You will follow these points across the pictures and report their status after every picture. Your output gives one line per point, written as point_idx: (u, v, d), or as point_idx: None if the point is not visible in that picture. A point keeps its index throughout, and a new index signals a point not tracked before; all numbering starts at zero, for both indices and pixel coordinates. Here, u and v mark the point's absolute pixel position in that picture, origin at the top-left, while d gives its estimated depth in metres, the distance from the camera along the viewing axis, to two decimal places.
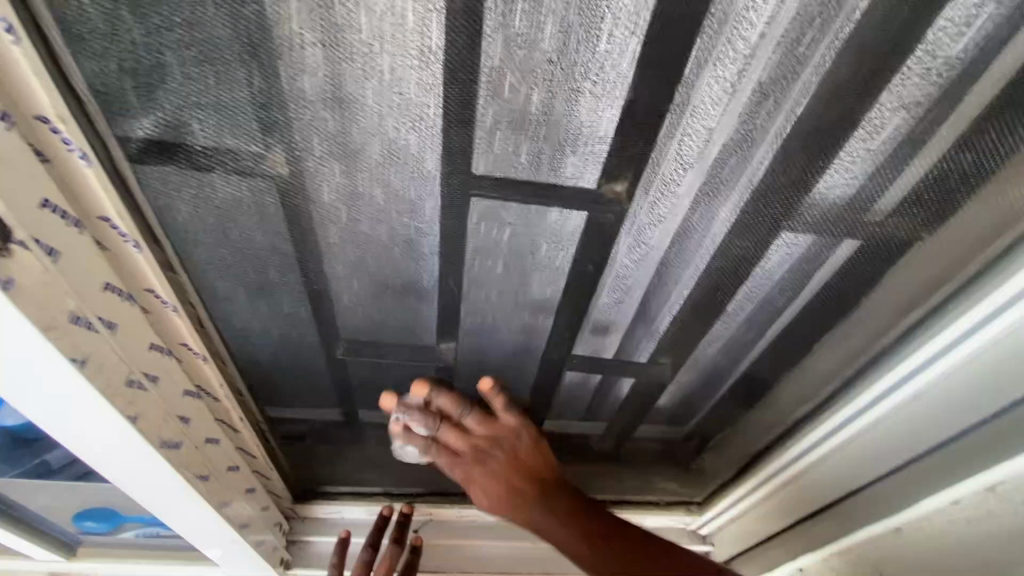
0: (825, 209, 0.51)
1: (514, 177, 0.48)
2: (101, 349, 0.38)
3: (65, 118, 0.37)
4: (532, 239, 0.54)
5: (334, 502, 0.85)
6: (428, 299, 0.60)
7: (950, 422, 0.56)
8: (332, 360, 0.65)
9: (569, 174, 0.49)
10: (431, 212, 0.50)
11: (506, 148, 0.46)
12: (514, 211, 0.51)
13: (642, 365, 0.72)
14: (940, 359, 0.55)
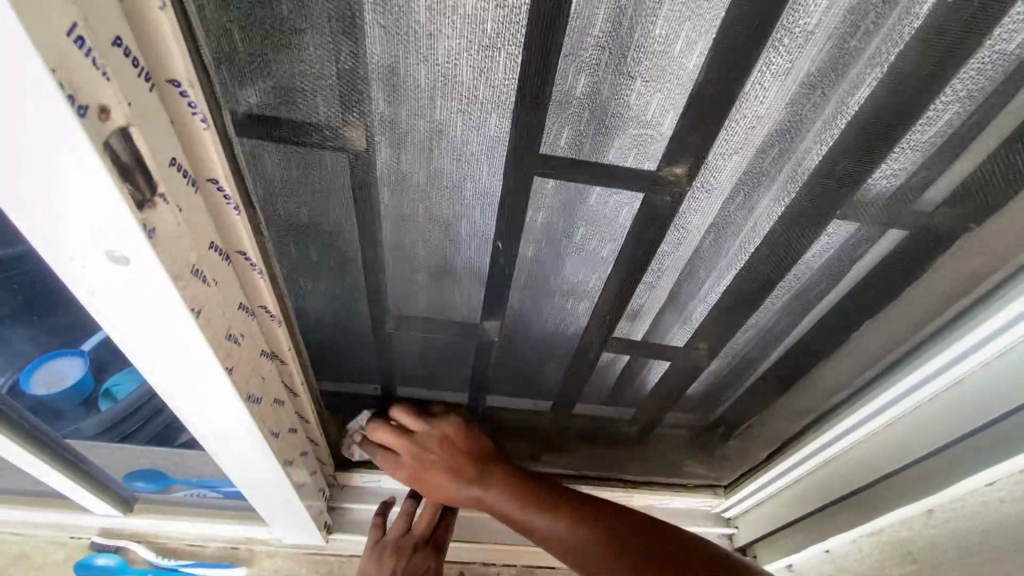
0: (872, 200, 0.50)
1: (564, 160, 0.50)
2: (212, 301, 0.38)
3: (193, 83, 0.36)
4: (571, 221, 0.56)
5: (374, 472, 0.83)
6: (475, 279, 0.63)
7: (973, 414, 0.56)
8: (380, 335, 0.69)
9: (613, 156, 0.50)
10: (479, 194, 0.53)
11: (555, 133, 0.47)
12: (557, 188, 0.53)
13: (677, 350, 0.72)
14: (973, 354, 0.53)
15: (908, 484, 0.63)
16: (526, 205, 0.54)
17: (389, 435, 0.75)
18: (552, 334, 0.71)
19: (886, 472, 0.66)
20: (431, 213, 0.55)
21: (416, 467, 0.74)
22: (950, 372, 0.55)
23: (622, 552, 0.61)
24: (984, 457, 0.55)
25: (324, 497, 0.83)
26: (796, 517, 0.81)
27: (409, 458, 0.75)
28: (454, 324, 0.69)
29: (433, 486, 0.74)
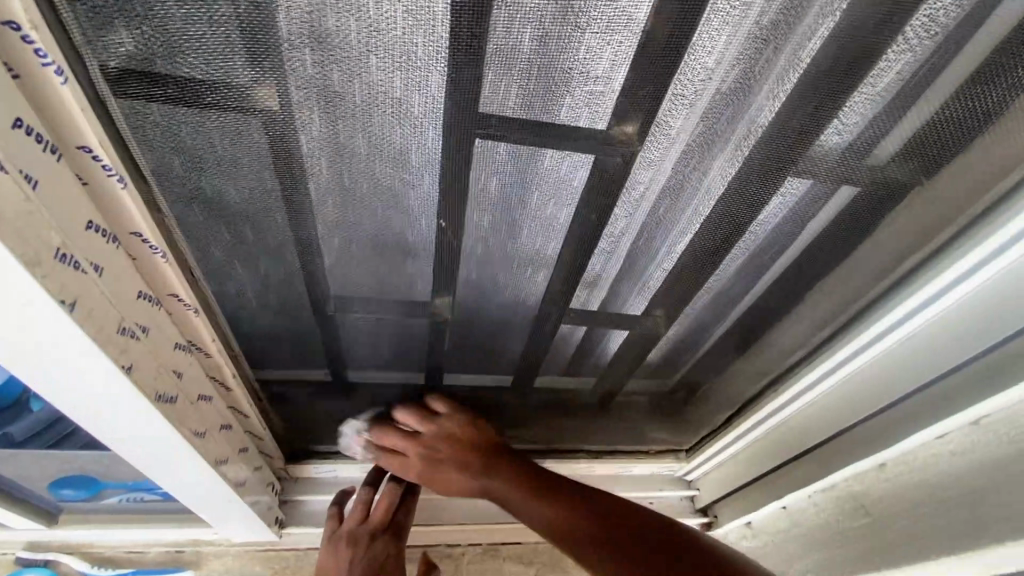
0: (829, 158, 0.48)
1: (509, 119, 0.45)
2: (90, 291, 0.34)
3: (39, 26, 0.32)
4: (523, 184, 0.52)
5: (329, 461, 0.80)
6: (422, 255, 0.59)
7: (934, 364, 0.55)
8: (323, 318, 0.64)
9: (564, 116, 0.46)
10: (419, 159, 0.48)
11: (500, 91, 0.43)
12: (502, 151, 0.48)
13: (635, 319, 0.71)
14: (935, 302, 0.52)
15: (863, 438, 0.64)
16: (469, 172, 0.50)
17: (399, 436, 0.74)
18: (509, 305, 0.68)
19: (840, 429, 0.66)
20: (369, 186, 0.50)
21: (439, 460, 0.73)
22: (899, 329, 0.56)
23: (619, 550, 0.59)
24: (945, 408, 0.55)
25: (274, 493, 0.79)
26: (757, 475, 0.80)
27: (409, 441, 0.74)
28: (403, 303, 0.65)
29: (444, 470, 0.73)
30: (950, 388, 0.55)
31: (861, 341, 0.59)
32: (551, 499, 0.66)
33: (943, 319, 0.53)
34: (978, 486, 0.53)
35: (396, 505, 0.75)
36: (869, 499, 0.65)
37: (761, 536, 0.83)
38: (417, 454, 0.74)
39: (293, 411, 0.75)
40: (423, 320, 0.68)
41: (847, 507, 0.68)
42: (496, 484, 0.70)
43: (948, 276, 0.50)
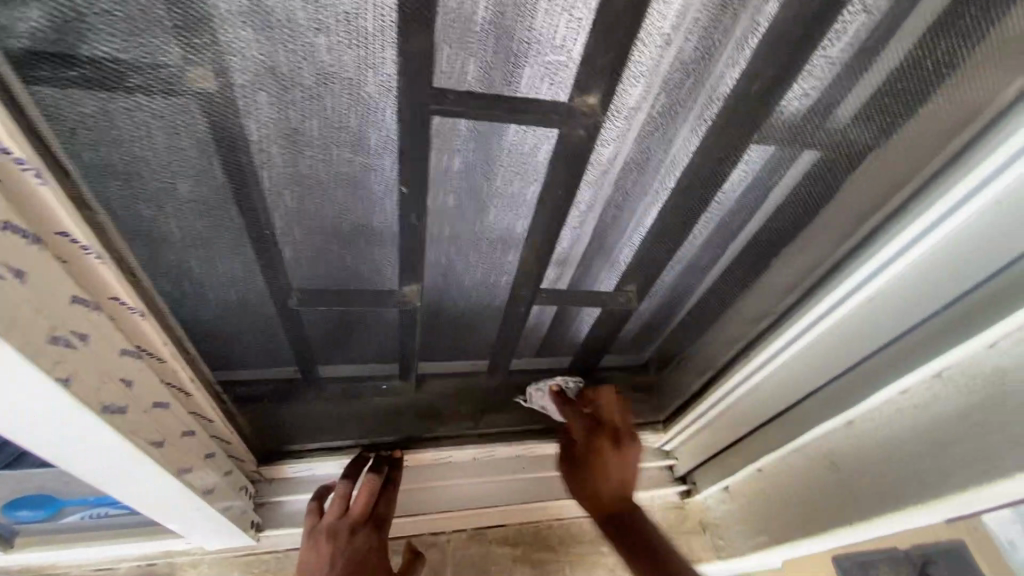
0: (788, 124, 0.48)
1: (467, 94, 0.44)
2: (8, 300, 0.31)
3: None
4: (486, 168, 0.52)
5: (305, 460, 0.76)
6: (386, 240, 0.57)
7: (887, 330, 0.54)
8: (285, 313, 0.61)
9: (523, 88, 0.45)
10: (375, 142, 0.46)
11: (457, 63, 0.42)
12: (461, 132, 0.47)
13: (608, 294, 0.70)
14: (896, 262, 0.51)
15: (831, 400, 0.61)
16: (425, 153, 0.47)
17: (614, 407, 0.76)
18: (480, 288, 0.67)
19: (809, 391, 0.64)
20: (329, 171, 0.48)
21: (628, 462, 0.71)
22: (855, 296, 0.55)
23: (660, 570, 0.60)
24: (902, 366, 0.52)
25: (248, 498, 0.74)
26: (733, 438, 0.77)
27: (616, 416, 0.75)
28: (370, 293, 0.63)
29: (627, 462, 0.71)
30: (912, 343, 0.52)
31: (823, 307, 0.57)
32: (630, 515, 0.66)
33: (902, 279, 0.52)
34: (945, 436, 0.50)
35: (379, 496, 0.72)
36: (838, 455, 0.62)
37: (739, 501, 0.81)
38: (609, 434, 0.73)
39: (263, 416, 0.74)
40: (390, 309, 0.65)
41: (819, 465, 0.66)
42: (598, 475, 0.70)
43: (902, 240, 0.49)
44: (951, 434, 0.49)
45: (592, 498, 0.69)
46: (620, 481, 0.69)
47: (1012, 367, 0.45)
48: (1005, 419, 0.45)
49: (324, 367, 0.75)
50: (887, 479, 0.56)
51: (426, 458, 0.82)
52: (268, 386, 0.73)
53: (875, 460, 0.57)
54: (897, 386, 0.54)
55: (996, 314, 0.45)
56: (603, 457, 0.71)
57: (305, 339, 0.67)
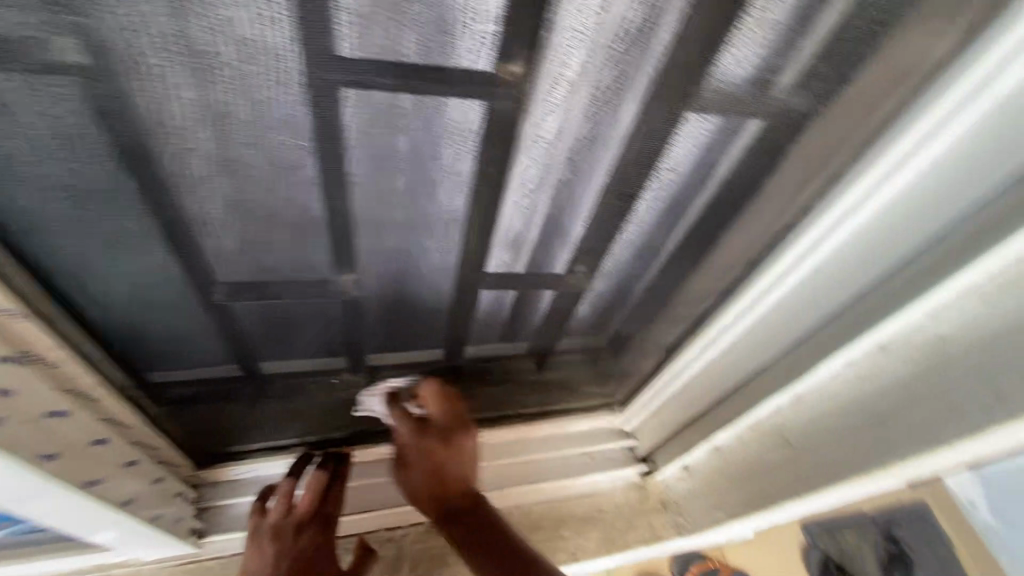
0: (728, 92, 0.46)
1: (377, 62, 0.40)
2: None
3: None
4: (431, 142, 0.47)
5: (246, 461, 0.75)
6: (312, 230, 0.53)
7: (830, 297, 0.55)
8: (211, 309, 0.58)
9: (455, 58, 0.41)
10: (281, 120, 0.42)
11: (377, 34, 0.39)
12: (391, 102, 0.43)
13: (558, 277, 0.68)
14: (835, 229, 0.51)
15: (774, 378, 0.59)
16: (342, 130, 0.44)
17: (434, 406, 0.74)
18: (419, 279, 0.63)
19: (762, 362, 0.65)
20: (263, 158, 0.44)
21: (464, 458, 0.73)
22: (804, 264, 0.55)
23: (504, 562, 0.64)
24: (840, 335, 0.51)
25: (188, 502, 0.71)
26: (691, 415, 0.77)
27: (441, 413, 0.74)
28: (303, 284, 0.59)
29: (466, 458, 0.73)
30: (846, 321, 0.50)
31: (772, 276, 0.58)
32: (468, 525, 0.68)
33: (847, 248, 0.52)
34: (888, 408, 0.49)
35: (324, 493, 0.71)
36: (789, 429, 0.61)
37: (698, 477, 0.81)
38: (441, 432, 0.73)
39: (209, 416, 0.70)
40: (324, 301, 0.61)
41: (771, 441, 0.65)
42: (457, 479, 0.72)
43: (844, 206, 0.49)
44: (895, 403, 0.48)
45: (436, 495, 0.71)
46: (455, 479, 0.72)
47: (950, 337, 0.44)
48: (943, 387, 0.44)
49: (268, 362, 0.69)
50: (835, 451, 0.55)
51: (381, 453, 0.81)
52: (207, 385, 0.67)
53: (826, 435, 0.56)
54: (844, 356, 0.51)
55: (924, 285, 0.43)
56: (433, 456, 0.72)
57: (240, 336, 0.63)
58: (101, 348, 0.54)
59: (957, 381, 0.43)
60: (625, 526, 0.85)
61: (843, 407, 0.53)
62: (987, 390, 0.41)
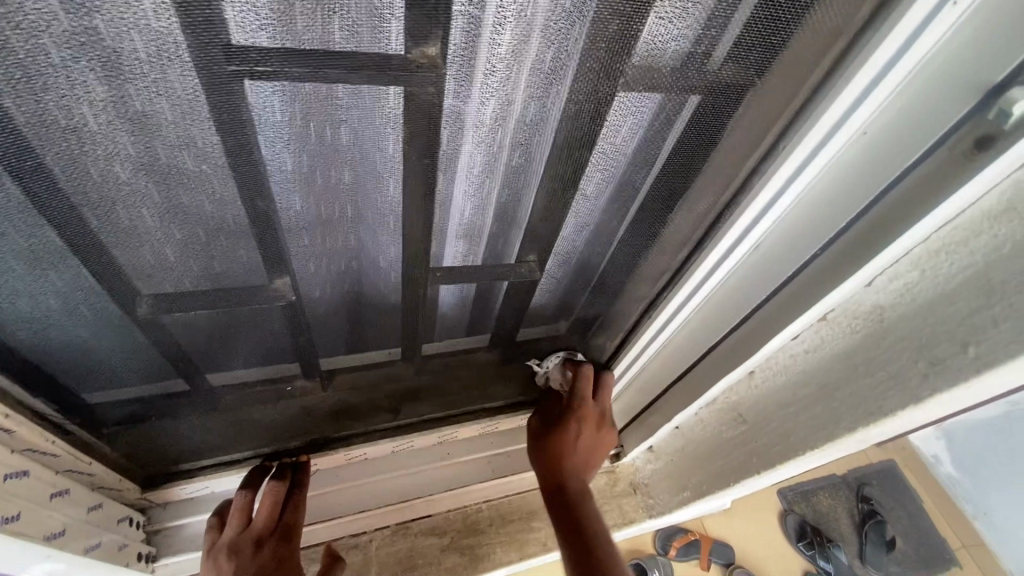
0: (664, 65, 0.45)
1: (274, 51, 0.37)
2: None
3: None
4: (374, 132, 0.45)
5: (198, 480, 0.72)
6: (240, 235, 0.50)
7: (764, 280, 0.50)
8: (141, 324, 0.54)
9: (362, 41, 0.38)
10: (186, 103, 0.38)
11: (288, 20, 0.36)
12: (306, 91, 0.40)
13: (510, 267, 0.66)
14: (770, 212, 0.45)
15: (725, 357, 0.58)
16: (247, 124, 0.41)
17: (589, 389, 0.77)
18: (367, 274, 0.61)
19: (706, 348, 0.61)
20: (192, 161, 0.42)
21: (587, 445, 0.77)
22: (736, 251, 0.50)
23: (573, 535, 0.66)
24: (790, 317, 0.48)
25: (138, 528, 0.71)
26: (647, 400, 0.77)
27: (590, 399, 0.78)
28: (238, 293, 0.56)
29: (594, 445, 0.77)
30: (788, 296, 0.49)
31: (706, 265, 0.52)
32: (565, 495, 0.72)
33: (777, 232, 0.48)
34: (832, 380, 0.48)
35: (282, 504, 0.68)
36: (743, 405, 0.62)
37: (663, 457, 0.82)
38: (594, 420, 0.77)
39: (159, 433, 0.67)
40: (264, 309, 0.58)
41: (727, 420, 0.65)
42: (576, 448, 0.76)
43: (783, 187, 0.43)
44: (840, 377, 0.47)
45: (544, 468, 0.76)
46: (578, 461, 0.76)
47: (888, 305, 0.43)
48: (882, 357, 0.43)
49: (213, 375, 0.65)
50: (785, 430, 0.54)
51: (341, 459, 0.80)
52: (153, 402, 0.63)
53: (777, 411, 0.56)
54: (788, 331, 0.49)
55: (862, 261, 0.41)
56: (569, 435, 0.76)
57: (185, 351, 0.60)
58: (10, 375, 0.51)
59: (895, 350, 0.42)
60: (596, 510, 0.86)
61: (791, 383, 0.53)
62: (922, 358, 0.39)
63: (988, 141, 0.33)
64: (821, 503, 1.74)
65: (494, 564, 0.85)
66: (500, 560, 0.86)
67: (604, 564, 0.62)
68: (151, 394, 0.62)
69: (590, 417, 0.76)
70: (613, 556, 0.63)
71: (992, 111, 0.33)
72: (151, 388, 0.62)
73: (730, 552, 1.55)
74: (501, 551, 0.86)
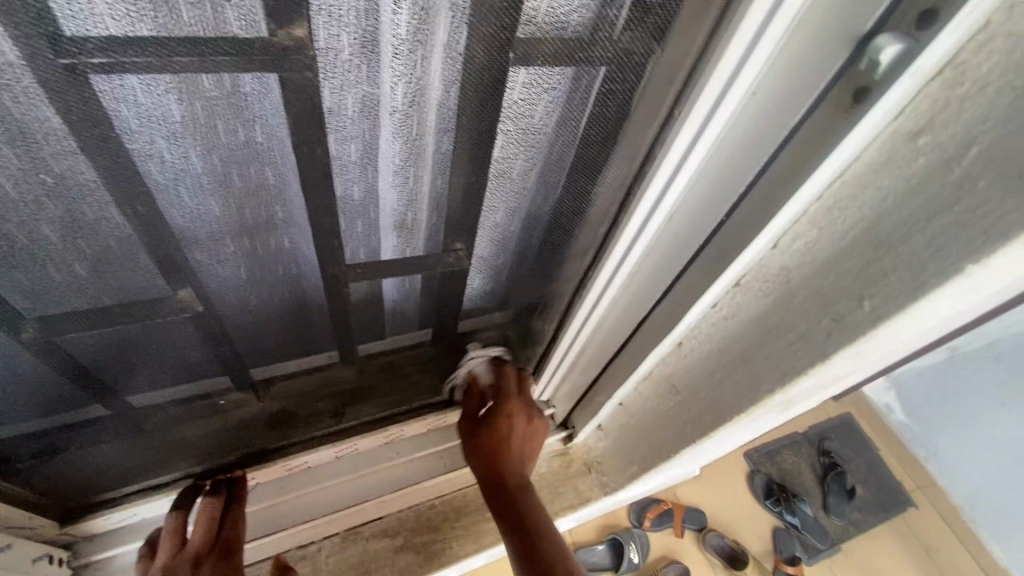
0: (566, 37, 0.43)
1: (110, 41, 0.33)
2: None
3: None
4: (277, 122, 0.42)
5: (121, 508, 0.69)
6: (129, 247, 0.47)
7: (681, 250, 0.50)
8: (33, 351, 0.50)
9: (227, 18, 0.35)
10: (18, 101, 0.34)
11: (162, 7, 0.33)
12: (166, 86, 0.37)
13: (436, 257, 0.63)
14: (677, 179, 0.44)
15: (653, 329, 0.58)
16: (103, 126, 0.37)
17: (514, 384, 0.79)
18: (283, 274, 0.58)
19: (637, 321, 0.60)
20: (76, 168, 0.39)
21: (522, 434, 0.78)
22: (650, 224, 0.49)
23: (520, 536, 0.67)
24: (703, 284, 0.48)
25: (63, 565, 0.68)
26: (590, 380, 0.77)
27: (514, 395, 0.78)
28: (140, 308, 0.52)
29: (524, 438, 0.78)
30: (704, 265, 0.48)
31: (627, 239, 0.52)
32: (506, 496, 0.72)
33: (686, 201, 0.47)
34: (750, 344, 0.48)
35: (218, 519, 0.68)
36: (675, 375, 0.62)
37: (613, 433, 0.83)
38: (524, 412, 0.78)
39: (81, 465, 0.62)
40: (173, 321, 0.55)
41: (663, 391, 0.65)
42: (508, 449, 0.76)
43: (685, 154, 0.42)
44: (759, 341, 0.47)
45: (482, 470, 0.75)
46: (516, 454, 0.76)
47: (792, 266, 0.43)
48: (791, 317, 0.43)
49: (137, 396, 0.61)
50: (716, 398, 0.55)
51: (281, 470, 0.77)
52: (74, 429, 0.59)
53: (708, 379, 0.56)
54: (706, 299, 0.49)
55: (761, 224, 0.41)
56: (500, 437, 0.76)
57: (94, 373, 0.56)
58: None
59: (803, 310, 0.42)
60: (553, 493, 0.87)
61: (716, 350, 0.53)
62: (827, 314, 0.40)
63: (864, 93, 0.32)
64: (785, 461, 1.81)
65: (449, 558, 0.87)
66: (456, 554, 0.88)
67: (550, 559, 0.63)
68: (76, 419, 0.59)
69: (517, 409, 0.78)
70: (561, 548, 0.65)
71: (864, 61, 0.32)
72: (68, 416, 0.58)
73: (703, 517, 1.58)
74: (457, 545, 0.88)
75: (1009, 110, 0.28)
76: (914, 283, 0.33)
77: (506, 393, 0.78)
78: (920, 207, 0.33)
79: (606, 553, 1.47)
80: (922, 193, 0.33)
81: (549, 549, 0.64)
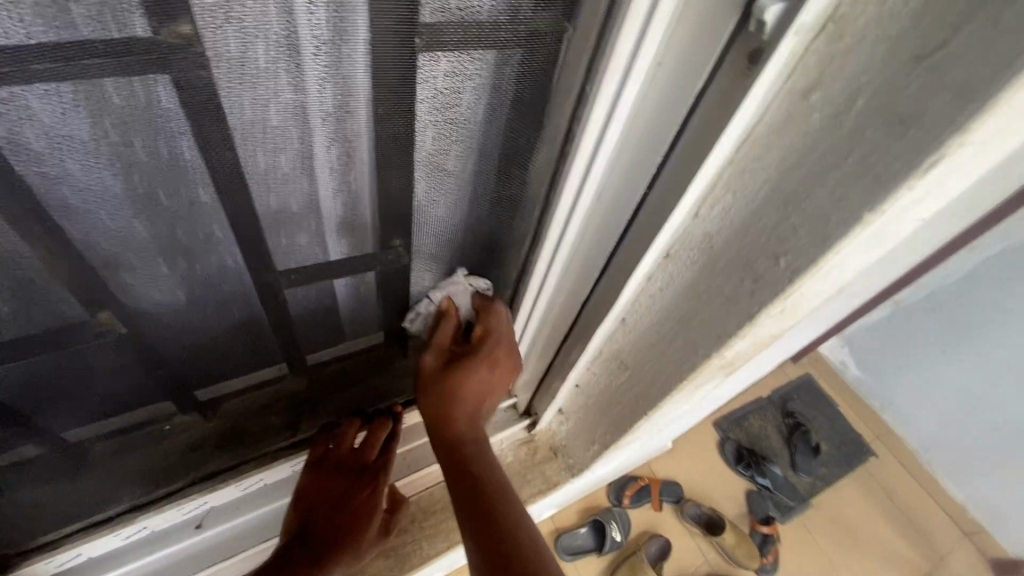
0: (481, 22, 0.42)
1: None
2: None
3: None
4: (184, 134, 0.40)
5: (69, 547, 0.66)
6: (36, 276, 0.43)
7: (610, 226, 0.50)
8: None
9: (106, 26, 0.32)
10: None
11: (10, 13, 0.29)
12: (69, 102, 0.35)
13: (375, 257, 0.62)
14: (599, 154, 0.44)
15: (597, 308, 0.58)
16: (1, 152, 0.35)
17: (496, 329, 0.72)
18: (215, 294, 0.56)
19: (581, 300, 0.61)
20: None
21: (483, 387, 0.75)
22: (579, 204, 0.49)
23: (472, 503, 0.65)
24: (637, 257, 0.49)
25: None
26: (545, 365, 0.79)
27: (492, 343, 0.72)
28: (61, 341, 0.49)
29: (480, 394, 0.75)
30: (636, 237, 0.48)
31: (558, 221, 0.52)
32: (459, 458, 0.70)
33: (612, 177, 0.47)
34: (686, 313, 0.50)
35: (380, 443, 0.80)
36: (621, 352, 0.63)
37: (573, 415, 0.84)
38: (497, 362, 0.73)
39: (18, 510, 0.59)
40: (97, 348, 0.52)
41: (613, 368, 0.66)
42: (464, 407, 0.73)
43: (601, 128, 0.42)
44: (690, 311, 0.49)
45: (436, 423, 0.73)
46: (469, 413, 0.74)
47: (714, 232, 0.44)
48: (715, 283, 0.45)
49: (75, 430, 0.58)
50: (663, 370, 0.56)
51: (235, 490, 0.76)
52: (6, 474, 0.55)
53: (650, 351, 0.57)
54: (641, 271, 0.50)
55: (681, 190, 0.41)
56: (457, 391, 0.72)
57: (21, 412, 0.52)
58: None
59: (726, 275, 0.44)
60: (521, 481, 0.89)
61: (654, 322, 0.55)
62: (748, 276, 0.41)
63: (759, 54, 0.32)
64: (752, 426, 1.87)
65: (419, 559, 0.90)
66: (427, 553, 0.90)
67: (503, 530, 0.61)
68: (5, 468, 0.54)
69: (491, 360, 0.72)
70: (517, 518, 0.63)
71: (750, 25, 0.32)
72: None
73: (679, 489, 1.62)
74: (426, 544, 0.91)
75: (885, 58, 0.29)
76: (822, 237, 0.35)
77: (489, 339, 0.72)
78: (818, 162, 0.34)
79: (588, 536, 1.50)
80: (818, 148, 0.34)
81: (504, 522, 0.62)
